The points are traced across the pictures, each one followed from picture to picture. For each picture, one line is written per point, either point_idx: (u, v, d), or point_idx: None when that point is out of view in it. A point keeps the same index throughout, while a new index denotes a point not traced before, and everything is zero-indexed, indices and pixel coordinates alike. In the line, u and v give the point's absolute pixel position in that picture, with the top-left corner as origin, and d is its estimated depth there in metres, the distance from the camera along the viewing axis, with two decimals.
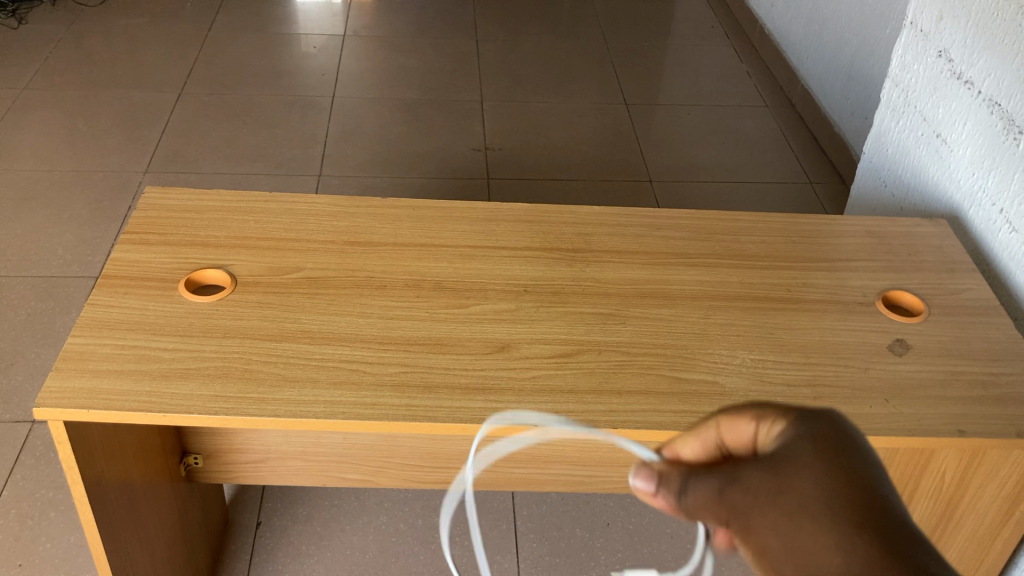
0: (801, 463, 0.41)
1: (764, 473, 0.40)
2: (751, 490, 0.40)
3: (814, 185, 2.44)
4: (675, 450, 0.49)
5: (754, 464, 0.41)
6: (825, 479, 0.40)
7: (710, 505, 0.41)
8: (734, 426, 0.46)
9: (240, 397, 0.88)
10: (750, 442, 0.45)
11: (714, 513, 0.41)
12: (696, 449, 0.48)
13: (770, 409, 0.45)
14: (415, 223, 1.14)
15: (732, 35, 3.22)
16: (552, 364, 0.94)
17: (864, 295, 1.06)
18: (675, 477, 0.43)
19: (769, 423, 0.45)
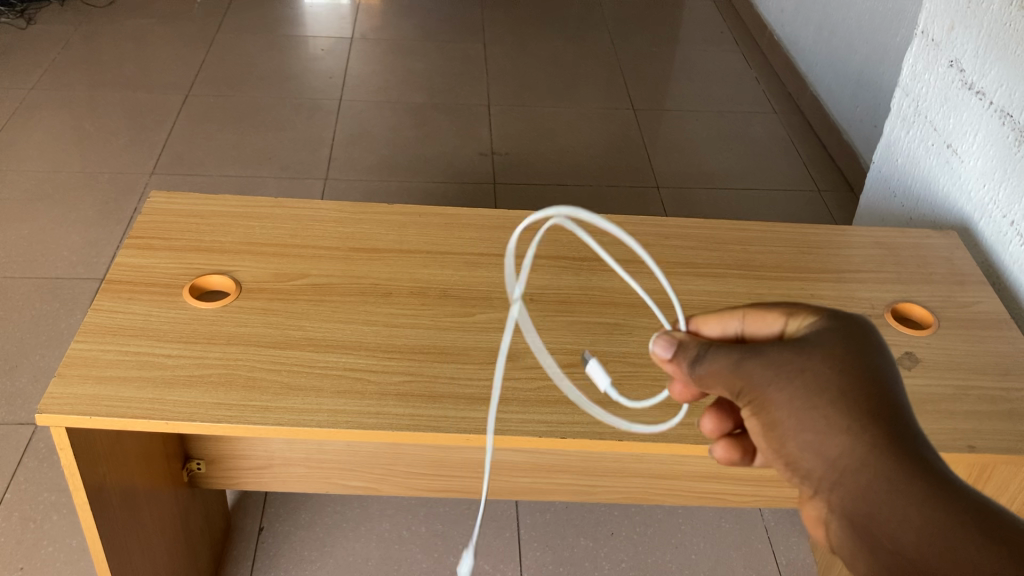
0: (820, 353, 0.53)
1: (781, 356, 0.53)
2: (767, 369, 0.54)
3: (822, 193, 2.43)
4: (698, 325, 0.66)
5: (778, 349, 0.54)
6: (835, 367, 0.52)
7: (726, 375, 0.55)
8: (760, 319, 0.61)
9: (243, 405, 0.87)
10: (769, 331, 0.61)
11: (729, 381, 0.55)
12: (715, 329, 0.65)
13: (795, 308, 0.59)
14: (420, 230, 1.13)
15: (740, 41, 3.22)
16: (557, 374, 0.94)
17: (873, 306, 1.05)
18: (693, 348, 0.58)
19: (793, 318, 0.59)
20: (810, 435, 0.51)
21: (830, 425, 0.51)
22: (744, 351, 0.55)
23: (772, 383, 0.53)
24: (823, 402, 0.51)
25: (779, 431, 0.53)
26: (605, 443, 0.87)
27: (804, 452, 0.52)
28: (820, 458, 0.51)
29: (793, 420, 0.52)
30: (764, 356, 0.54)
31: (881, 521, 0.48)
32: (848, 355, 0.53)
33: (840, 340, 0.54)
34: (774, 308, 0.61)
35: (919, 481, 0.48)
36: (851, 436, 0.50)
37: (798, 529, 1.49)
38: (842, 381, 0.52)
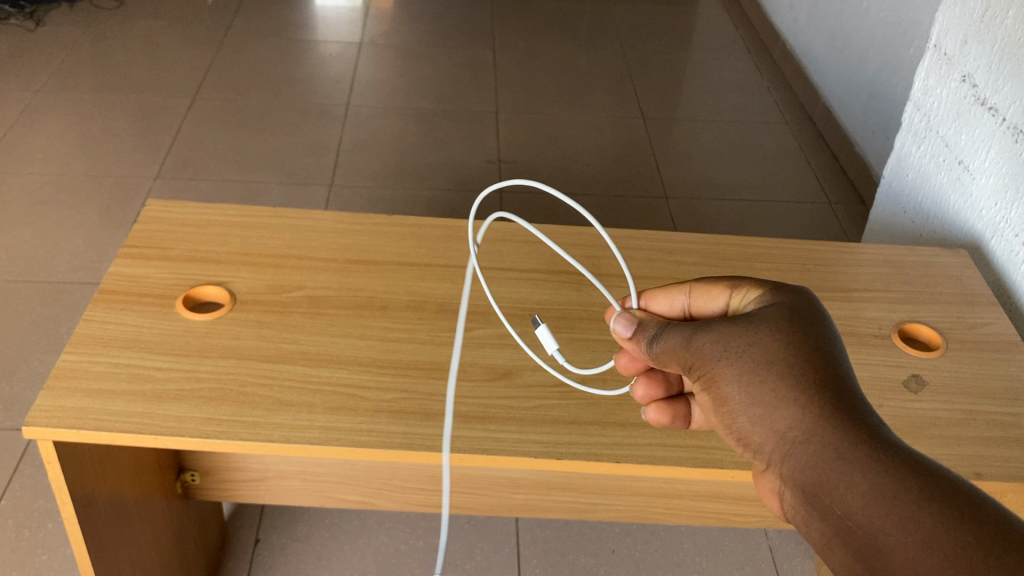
0: (769, 330, 0.62)
1: (729, 333, 0.63)
2: (717, 345, 0.63)
3: (833, 205, 2.40)
4: (652, 299, 0.77)
5: (728, 328, 0.63)
6: (780, 340, 0.61)
7: (681, 354, 0.65)
8: (704, 294, 0.74)
9: (233, 420, 0.86)
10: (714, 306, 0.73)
11: (685, 359, 0.65)
12: (664, 303, 0.76)
13: (737, 281, 0.71)
14: (420, 242, 1.11)
15: (752, 50, 3.19)
16: (555, 394, 0.92)
17: (880, 327, 1.03)
18: (651, 327, 0.68)
19: (738, 292, 0.71)
20: (753, 397, 0.60)
21: (769, 390, 0.59)
22: (699, 327, 0.64)
23: (720, 354, 0.62)
24: (769, 373, 0.60)
25: (726, 396, 0.61)
26: (603, 465, 0.85)
27: (746, 414, 0.60)
28: (762, 419, 0.59)
29: (738, 386, 0.61)
30: (713, 332, 0.63)
31: (816, 473, 0.55)
32: (791, 329, 0.62)
33: (785, 316, 0.63)
34: (717, 284, 0.73)
35: (850, 435, 0.55)
36: (789, 397, 0.58)
37: (801, 549, 1.47)
38: (783, 351, 0.60)
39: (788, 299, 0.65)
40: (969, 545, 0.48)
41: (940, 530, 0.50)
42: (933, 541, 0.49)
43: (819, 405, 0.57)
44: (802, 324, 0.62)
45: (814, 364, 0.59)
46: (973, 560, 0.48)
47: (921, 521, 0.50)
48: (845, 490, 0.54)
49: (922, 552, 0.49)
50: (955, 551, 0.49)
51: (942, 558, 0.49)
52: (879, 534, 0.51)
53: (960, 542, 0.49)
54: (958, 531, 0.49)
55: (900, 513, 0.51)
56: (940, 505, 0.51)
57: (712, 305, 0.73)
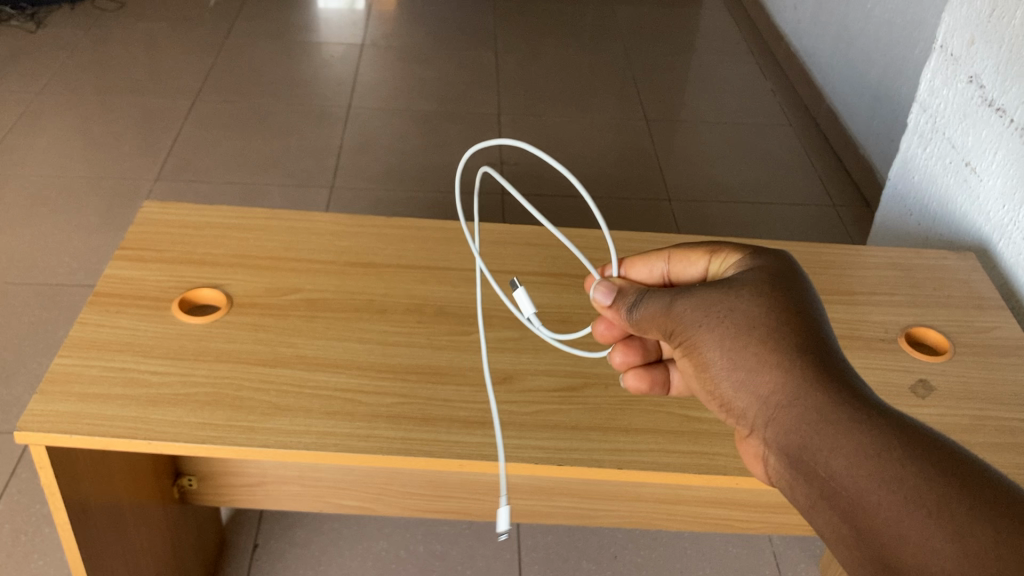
0: (751, 295, 0.64)
1: (711, 299, 0.65)
2: (698, 311, 0.65)
3: (838, 209, 2.38)
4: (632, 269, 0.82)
5: (710, 295, 0.65)
6: (760, 306, 0.63)
7: (664, 320, 0.67)
8: (682, 261, 0.79)
9: (228, 425, 0.84)
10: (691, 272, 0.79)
11: (668, 326, 0.67)
12: (644, 271, 0.81)
13: (714, 248, 0.76)
14: (420, 244, 1.10)
15: (756, 52, 3.18)
16: (556, 398, 0.90)
17: (886, 330, 1.01)
18: (631, 294, 0.73)
19: (715, 257, 0.76)
20: (734, 361, 0.62)
21: (749, 352, 0.61)
22: (679, 295, 0.67)
23: (701, 319, 0.64)
24: (749, 337, 0.62)
25: (709, 361, 0.64)
26: (605, 472, 0.84)
27: (726, 378, 0.62)
28: (743, 381, 0.61)
29: (720, 350, 0.63)
30: (694, 300, 0.66)
31: (795, 432, 0.57)
32: (771, 295, 0.64)
33: (766, 284, 0.65)
34: (696, 250, 0.78)
35: (828, 394, 0.57)
36: (769, 359, 0.60)
37: (806, 555, 1.45)
38: (763, 315, 0.62)
39: (768, 267, 0.68)
40: (941, 492, 0.49)
41: (915, 477, 0.51)
42: (909, 488, 0.50)
43: (797, 365, 0.59)
44: (783, 291, 0.64)
45: (793, 327, 0.61)
46: (945, 505, 0.49)
47: (897, 470, 0.51)
48: (822, 444, 0.55)
49: (896, 499, 0.50)
50: (929, 498, 0.49)
51: (916, 503, 0.49)
52: (855, 486, 0.52)
53: (934, 489, 0.50)
54: (933, 479, 0.50)
55: (876, 463, 0.52)
56: (915, 456, 0.52)
57: (692, 270, 0.78)
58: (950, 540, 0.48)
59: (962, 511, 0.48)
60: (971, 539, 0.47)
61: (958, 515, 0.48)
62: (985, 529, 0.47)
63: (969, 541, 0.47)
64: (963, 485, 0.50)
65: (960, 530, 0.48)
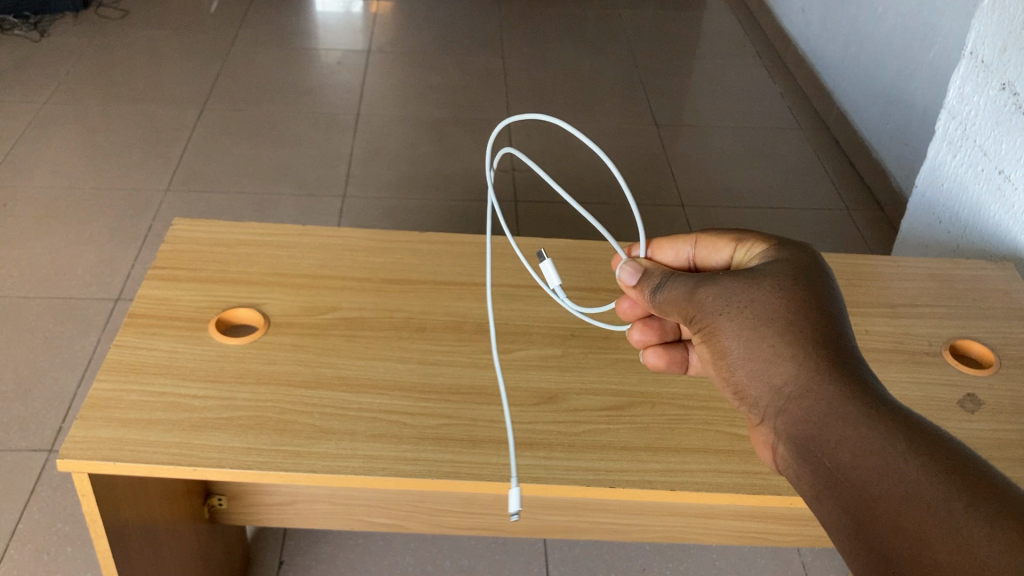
0: (775, 285, 0.62)
1: (732, 286, 0.64)
2: (718, 298, 0.64)
3: (851, 212, 2.38)
4: (660, 250, 0.81)
5: (732, 282, 0.64)
6: (782, 297, 0.61)
7: (683, 305, 0.67)
8: (709, 245, 0.78)
9: (274, 450, 0.83)
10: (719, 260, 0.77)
11: (687, 312, 0.66)
12: (670, 253, 0.81)
13: (744, 234, 0.75)
14: (454, 259, 1.09)
15: (763, 55, 3.17)
16: (603, 418, 0.89)
17: (930, 344, 1.00)
18: (656, 272, 0.72)
19: (742, 244, 0.74)
20: (750, 351, 0.61)
21: (765, 344, 0.60)
22: (702, 280, 0.66)
23: (720, 307, 0.63)
24: (767, 328, 0.60)
25: (726, 350, 0.62)
26: (657, 493, 0.82)
27: (742, 367, 0.61)
28: (758, 372, 0.60)
29: (737, 339, 0.62)
30: (714, 288, 0.65)
31: (806, 426, 0.55)
32: (794, 286, 0.62)
33: (790, 275, 0.63)
34: (723, 236, 0.77)
35: (843, 389, 0.55)
36: (784, 351, 0.59)
37: (835, 566, 1.44)
38: (782, 306, 0.60)
39: (794, 258, 0.66)
40: (948, 496, 0.47)
41: (922, 480, 0.48)
42: (916, 489, 0.48)
43: (813, 359, 0.57)
44: (808, 283, 0.62)
45: (812, 320, 0.59)
46: (951, 511, 0.46)
47: (906, 470, 0.49)
48: (833, 440, 0.53)
49: (902, 499, 0.48)
50: (933, 501, 0.47)
51: (919, 506, 0.47)
52: (860, 484, 0.50)
53: (940, 492, 0.47)
54: (940, 483, 0.48)
55: (884, 464, 0.50)
56: (927, 458, 0.49)
57: (717, 256, 0.77)
58: (949, 545, 0.45)
59: (966, 517, 0.46)
60: (971, 547, 0.45)
61: (961, 521, 0.46)
62: (988, 539, 0.44)
63: (969, 550, 0.45)
64: (971, 490, 0.47)
65: (962, 537, 0.45)
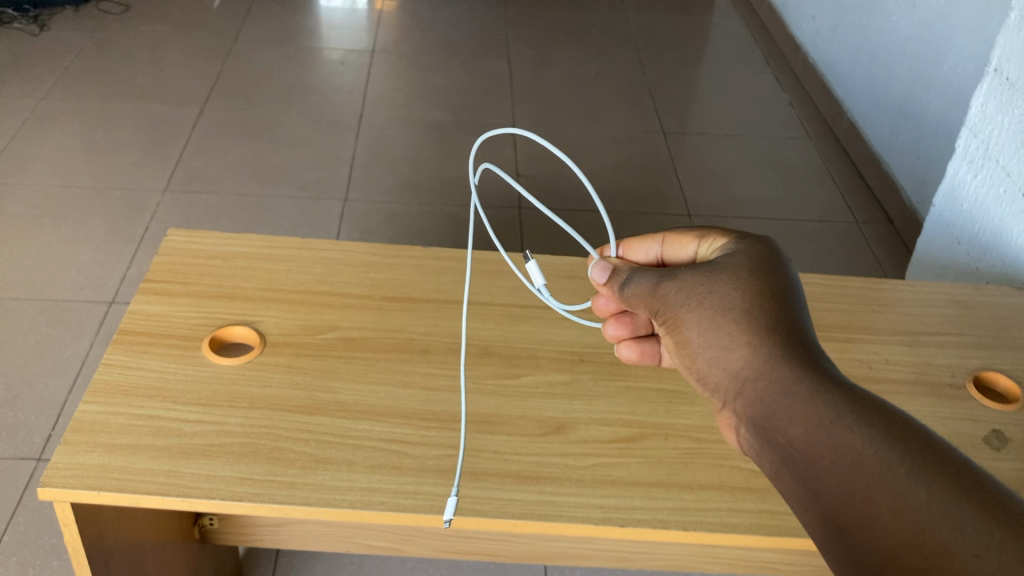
0: (733, 275, 0.63)
1: (689, 277, 0.64)
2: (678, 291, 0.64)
3: (861, 225, 2.34)
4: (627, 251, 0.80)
5: (690, 274, 0.64)
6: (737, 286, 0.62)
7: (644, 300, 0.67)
8: (676, 244, 0.77)
9: (267, 481, 0.79)
10: (687, 257, 0.77)
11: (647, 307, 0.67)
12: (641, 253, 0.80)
13: (708, 231, 0.75)
14: (459, 277, 1.04)
15: (772, 62, 3.14)
16: (613, 451, 0.85)
17: (953, 375, 0.96)
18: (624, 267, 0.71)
19: (707, 241, 0.74)
20: (710, 341, 0.60)
21: (726, 332, 0.59)
22: (669, 276, 0.66)
23: (683, 302, 0.63)
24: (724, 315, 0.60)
25: (689, 342, 0.62)
26: (669, 533, 0.78)
27: (708, 356, 0.60)
28: (718, 358, 0.60)
29: (698, 330, 0.61)
30: (679, 288, 0.64)
31: (762, 409, 0.55)
32: (753, 277, 0.62)
33: (751, 267, 0.64)
34: (688, 233, 0.76)
35: (796, 368, 0.55)
36: (740, 336, 0.58)
37: None
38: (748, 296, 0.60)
39: (754, 253, 0.66)
40: (895, 464, 0.48)
41: (873, 451, 0.49)
42: (866, 459, 0.49)
43: (765, 340, 0.57)
44: (763, 272, 0.63)
45: (768, 307, 0.59)
46: (901, 482, 0.46)
47: (853, 441, 0.50)
48: (787, 421, 0.53)
49: (854, 474, 0.48)
50: (886, 474, 0.47)
51: (872, 481, 0.48)
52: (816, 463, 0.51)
53: (890, 463, 0.48)
54: (889, 454, 0.48)
55: (835, 439, 0.50)
56: (873, 429, 0.50)
57: (682, 253, 0.77)
58: (904, 517, 0.45)
59: (918, 488, 0.46)
60: (923, 517, 0.45)
61: (913, 492, 0.46)
62: (939, 508, 0.45)
63: (921, 518, 0.45)
64: (920, 459, 0.47)
65: (913, 508, 0.45)
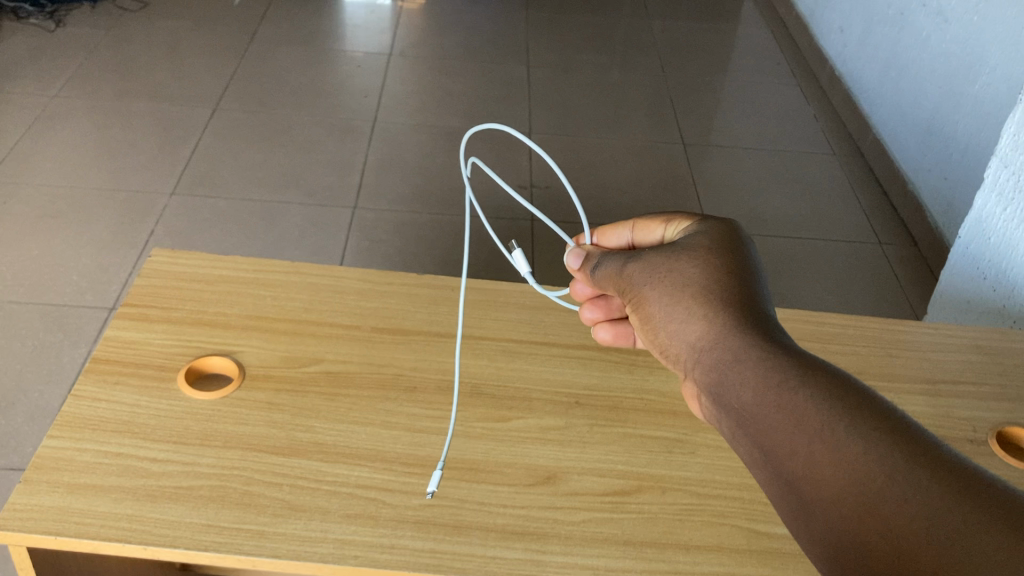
0: (693, 254, 0.67)
1: (653, 259, 0.69)
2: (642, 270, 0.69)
3: (884, 247, 2.27)
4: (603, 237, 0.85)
5: (655, 255, 0.69)
6: (697, 262, 0.66)
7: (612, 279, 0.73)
8: (645, 227, 0.81)
9: (235, 529, 0.74)
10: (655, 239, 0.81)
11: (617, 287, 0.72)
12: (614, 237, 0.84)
13: (675, 215, 0.79)
14: (453, 307, 0.99)
15: (798, 74, 3.07)
16: (606, 505, 0.79)
17: (975, 429, 0.90)
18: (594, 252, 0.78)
19: (673, 223, 0.79)
20: (669, 311, 0.64)
21: (683, 303, 0.64)
22: (634, 256, 0.71)
23: (646, 278, 0.68)
24: (683, 287, 0.64)
25: (651, 315, 0.66)
26: None
27: (668, 326, 0.64)
28: (675, 327, 0.64)
29: (660, 302, 0.66)
30: (643, 270, 0.69)
31: (712, 369, 0.59)
32: (711, 253, 0.67)
33: (711, 247, 0.68)
34: (656, 217, 0.81)
35: (745, 333, 0.59)
36: (695, 306, 0.63)
37: None
38: (707, 271, 0.65)
39: (715, 233, 0.70)
40: (832, 418, 0.51)
41: (812, 405, 0.52)
42: (807, 414, 0.52)
43: (717, 308, 0.61)
44: (721, 249, 0.67)
45: (724, 278, 0.64)
46: (839, 432, 0.50)
47: (796, 398, 0.53)
48: (733, 380, 0.57)
49: (795, 428, 0.52)
50: (825, 429, 0.51)
51: (812, 434, 0.51)
52: (759, 421, 0.54)
53: (826, 414, 0.51)
54: (826, 404, 0.52)
55: (779, 396, 0.54)
56: (814, 386, 0.54)
57: (651, 237, 0.81)
58: (840, 468, 0.49)
59: (854, 440, 0.50)
60: (859, 463, 0.49)
61: (849, 443, 0.50)
62: (870, 455, 0.49)
63: (857, 468, 0.49)
64: (856, 414, 0.51)
65: (848, 455, 0.49)
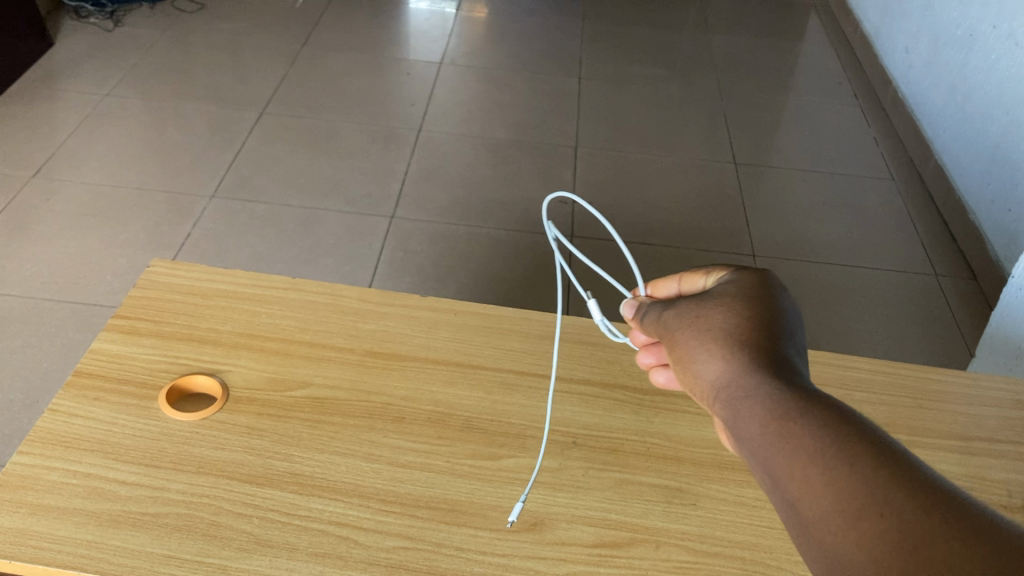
0: (718, 292, 0.65)
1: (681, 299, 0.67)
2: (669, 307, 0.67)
3: (939, 278, 2.16)
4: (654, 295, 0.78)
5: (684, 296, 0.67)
6: (720, 297, 0.64)
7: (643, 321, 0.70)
8: (691, 281, 0.75)
9: (196, 562, 0.70)
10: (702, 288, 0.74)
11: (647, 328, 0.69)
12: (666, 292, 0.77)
13: (715, 266, 0.73)
14: (454, 334, 0.95)
15: (861, 95, 2.96)
16: (593, 559, 0.74)
17: (1009, 493, 0.82)
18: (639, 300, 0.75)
19: (711, 274, 0.73)
20: (685, 330, 0.62)
21: (699, 323, 0.62)
22: (666, 303, 0.68)
23: (671, 314, 0.65)
24: (701, 319, 0.62)
25: (674, 351, 0.63)
26: None
27: (679, 343, 0.62)
28: (688, 350, 0.61)
29: (678, 325, 0.63)
30: (676, 303, 0.67)
31: (719, 390, 0.57)
32: (739, 289, 0.64)
33: (738, 282, 0.65)
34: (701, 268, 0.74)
35: (756, 362, 0.57)
36: (706, 337, 0.60)
37: None
38: (727, 297, 0.63)
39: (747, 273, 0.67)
40: (827, 446, 0.49)
41: (810, 435, 0.50)
42: (805, 443, 0.50)
43: (727, 328, 0.59)
44: (748, 283, 0.64)
45: (745, 308, 0.61)
46: (833, 460, 0.49)
47: (796, 429, 0.51)
48: (736, 402, 0.55)
49: (793, 457, 0.50)
50: (819, 454, 0.49)
51: (808, 459, 0.50)
52: (757, 442, 0.53)
53: (824, 444, 0.50)
54: (824, 435, 0.50)
55: (779, 419, 0.52)
56: (816, 416, 0.51)
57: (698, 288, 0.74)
58: (828, 487, 0.48)
59: (843, 461, 0.49)
60: (849, 487, 0.47)
61: (838, 465, 0.48)
62: (861, 479, 0.47)
63: (844, 488, 0.47)
64: (853, 443, 0.49)
65: (839, 479, 0.48)
